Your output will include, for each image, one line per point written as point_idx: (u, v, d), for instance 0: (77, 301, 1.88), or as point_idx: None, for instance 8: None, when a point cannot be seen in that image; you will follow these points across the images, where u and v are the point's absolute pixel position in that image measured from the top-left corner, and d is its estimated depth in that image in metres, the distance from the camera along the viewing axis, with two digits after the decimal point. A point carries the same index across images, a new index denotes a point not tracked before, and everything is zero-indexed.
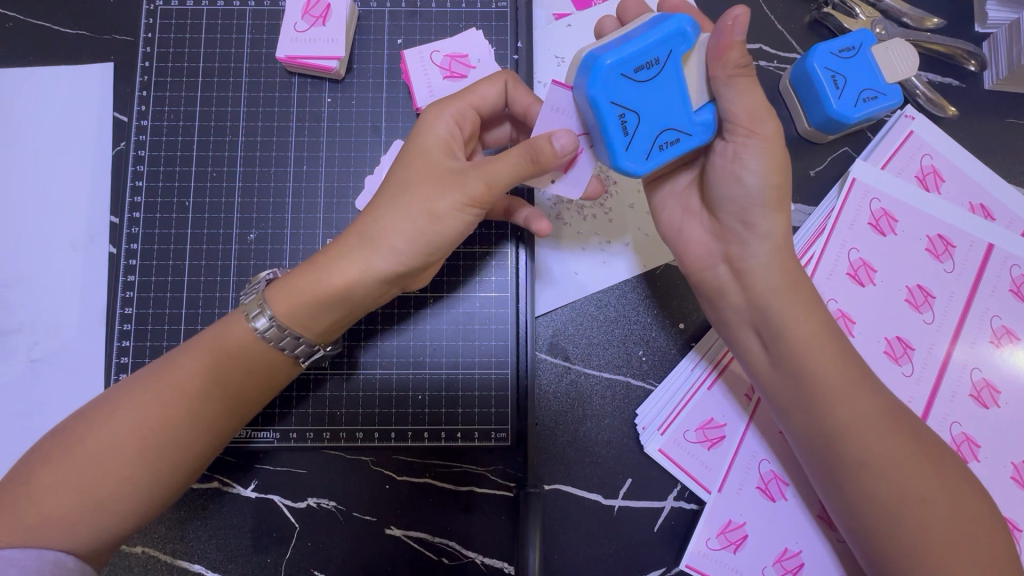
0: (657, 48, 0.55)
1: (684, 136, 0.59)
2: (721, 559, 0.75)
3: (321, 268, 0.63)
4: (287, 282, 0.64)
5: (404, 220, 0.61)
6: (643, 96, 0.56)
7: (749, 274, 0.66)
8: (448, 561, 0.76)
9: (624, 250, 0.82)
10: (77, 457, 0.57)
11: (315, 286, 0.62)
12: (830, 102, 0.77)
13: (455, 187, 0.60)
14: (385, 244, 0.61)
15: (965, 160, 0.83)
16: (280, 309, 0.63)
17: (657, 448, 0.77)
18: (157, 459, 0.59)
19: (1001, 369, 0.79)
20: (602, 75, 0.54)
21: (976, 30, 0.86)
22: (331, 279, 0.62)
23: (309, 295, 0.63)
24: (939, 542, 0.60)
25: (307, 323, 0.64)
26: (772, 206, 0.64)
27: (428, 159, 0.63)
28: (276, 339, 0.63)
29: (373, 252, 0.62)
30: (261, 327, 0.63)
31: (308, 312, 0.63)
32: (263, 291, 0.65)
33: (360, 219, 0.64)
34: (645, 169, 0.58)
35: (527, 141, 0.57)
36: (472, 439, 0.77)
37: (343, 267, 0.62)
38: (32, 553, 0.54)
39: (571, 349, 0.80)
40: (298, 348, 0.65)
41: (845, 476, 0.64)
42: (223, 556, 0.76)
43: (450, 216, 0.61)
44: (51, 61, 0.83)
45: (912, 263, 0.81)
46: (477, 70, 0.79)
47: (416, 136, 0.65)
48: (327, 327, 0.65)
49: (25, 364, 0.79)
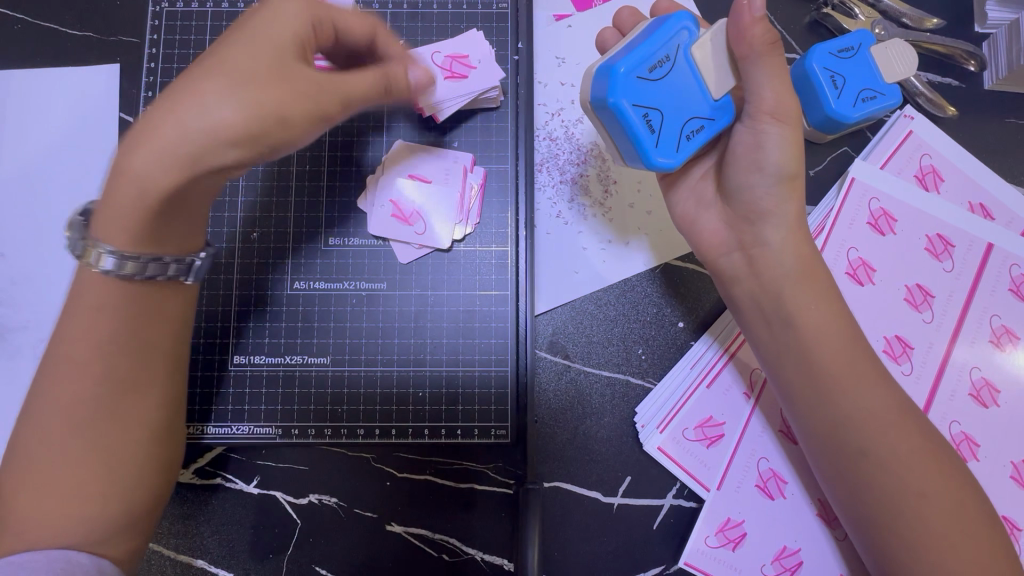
0: (662, 49, 0.60)
1: (707, 122, 0.63)
2: (720, 557, 0.75)
3: (137, 172, 0.51)
4: (109, 201, 0.54)
5: (237, 115, 0.51)
6: (661, 94, 0.60)
7: (762, 259, 0.68)
8: (448, 558, 0.77)
9: (625, 247, 0.82)
10: (69, 454, 0.55)
11: (138, 196, 0.52)
12: (829, 101, 0.76)
13: (305, 97, 0.54)
14: (220, 140, 0.51)
15: (965, 160, 0.84)
16: (120, 240, 0.54)
17: (657, 445, 0.77)
18: (105, 433, 0.57)
19: (1000, 369, 0.79)
20: (621, 82, 0.59)
21: (976, 31, 0.87)
22: (149, 185, 0.51)
23: (138, 206, 0.53)
24: (939, 534, 0.60)
25: (138, 234, 0.55)
26: (787, 193, 0.65)
27: (274, 53, 0.54)
28: (137, 272, 0.56)
29: (204, 147, 0.50)
30: (112, 270, 0.55)
31: (140, 224, 0.54)
32: (91, 237, 0.55)
33: (169, 105, 0.51)
34: (678, 160, 0.62)
35: (388, 74, 0.61)
36: (473, 436, 0.77)
37: (159, 164, 0.51)
38: (42, 554, 0.52)
39: (570, 347, 0.81)
40: (162, 271, 0.57)
41: (850, 468, 0.64)
42: (226, 551, 0.76)
43: (298, 125, 0.54)
44: (59, 63, 0.85)
45: (912, 262, 0.81)
46: (478, 70, 0.79)
47: (261, 28, 0.55)
48: (151, 233, 0.55)
49: (31, 360, 0.80)
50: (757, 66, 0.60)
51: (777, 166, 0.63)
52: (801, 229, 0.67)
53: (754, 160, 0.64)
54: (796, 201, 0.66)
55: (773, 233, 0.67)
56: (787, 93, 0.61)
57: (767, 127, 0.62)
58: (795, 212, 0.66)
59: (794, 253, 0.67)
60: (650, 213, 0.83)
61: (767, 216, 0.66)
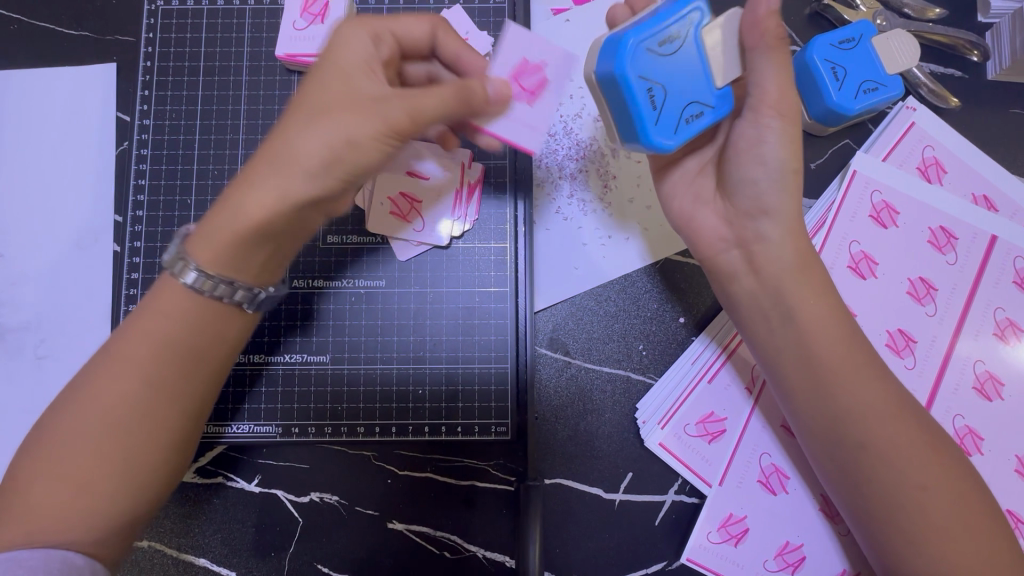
0: (672, 25, 0.58)
1: (708, 110, 0.61)
2: (722, 552, 0.75)
3: (235, 201, 0.56)
4: (204, 228, 0.58)
5: (321, 144, 0.55)
6: (665, 70, 0.58)
7: (762, 255, 0.67)
8: (450, 555, 0.77)
9: (624, 243, 0.82)
10: (68, 456, 0.55)
11: (230, 221, 0.56)
12: (830, 93, 0.76)
13: (376, 111, 0.56)
14: (307, 163, 0.55)
15: (967, 151, 0.83)
16: (203, 257, 0.57)
17: (658, 442, 0.76)
18: (146, 429, 0.56)
19: (1004, 362, 0.79)
20: (626, 53, 0.57)
21: (979, 20, 0.85)
22: (250, 210, 0.56)
23: (233, 229, 0.56)
24: (939, 526, 0.60)
25: (235, 264, 0.58)
26: (788, 187, 0.64)
27: (345, 78, 0.59)
28: (210, 290, 0.58)
29: (289, 175, 0.55)
30: (202, 288, 0.58)
31: (233, 251, 0.57)
32: (184, 248, 0.58)
33: (273, 142, 0.58)
34: (673, 143, 0.60)
35: (467, 90, 0.59)
36: (473, 433, 0.77)
37: (264, 197, 0.55)
38: (41, 553, 0.52)
39: (571, 343, 0.80)
40: (238, 297, 0.60)
41: (848, 462, 0.63)
42: (227, 550, 0.77)
43: (368, 145, 0.56)
44: (54, 62, 0.84)
45: (914, 255, 0.81)
46: (549, 68, 0.66)
47: (335, 57, 0.60)
48: (251, 262, 0.59)
49: (32, 361, 0.80)
50: (763, 57, 0.59)
51: (779, 160, 0.62)
52: (801, 227, 0.66)
53: (755, 155, 0.64)
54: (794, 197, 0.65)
55: (771, 227, 0.66)
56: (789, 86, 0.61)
57: (769, 122, 0.62)
58: (795, 210, 0.65)
59: (793, 246, 0.66)
60: (649, 208, 0.82)
61: (768, 212, 0.65)
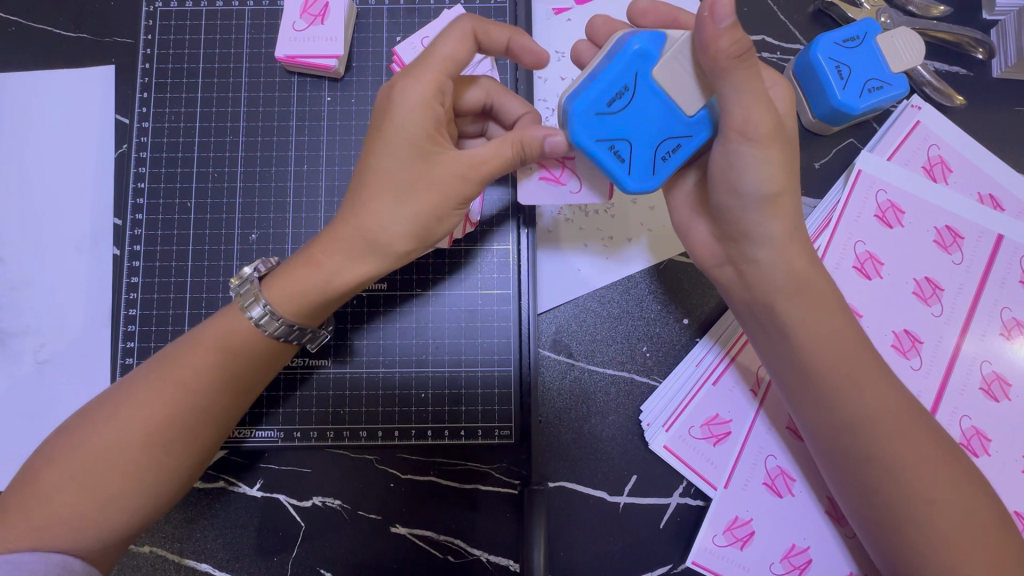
0: (624, 75, 0.56)
1: (684, 140, 0.59)
2: (728, 556, 0.74)
3: (328, 268, 0.62)
4: (287, 280, 0.63)
5: (408, 222, 0.60)
6: (626, 124, 0.58)
7: (752, 275, 0.65)
8: (454, 559, 0.76)
9: (627, 246, 0.81)
10: (76, 463, 0.57)
11: (325, 286, 0.62)
12: (834, 92, 0.76)
13: (453, 194, 0.60)
14: (388, 241, 0.61)
15: (974, 150, 0.82)
16: (286, 307, 0.62)
17: (662, 445, 0.75)
18: (158, 438, 0.58)
19: (1012, 362, 0.78)
20: (581, 118, 0.58)
21: (983, 18, 0.85)
22: (339, 277, 0.62)
23: (320, 295, 0.63)
24: (947, 539, 0.60)
25: (311, 316, 0.64)
26: (770, 212, 0.61)
27: (416, 155, 0.60)
28: (285, 334, 0.63)
29: (380, 254, 0.61)
30: (265, 326, 0.62)
31: (314, 310, 0.64)
32: (258, 287, 0.63)
33: (351, 213, 0.61)
34: (653, 184, 0.60)
35: (523, 143, 0.61)
36: (476, 436, 0.76)
37: (354, 262, 0.62)
38: (41, 556, 0.53)
39: (574, 345, 0.80)
40: (303, 338, 0.66)
41: (854, 471, 0.63)
42: (229, 555, 0.76)
43: (450, 216, 0.62)
44: (53, 64, 0.84)
45: (921, 254, 0.80)
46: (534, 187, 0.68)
47: (395, 132, 0.60)
48: (329, 311, 0.66)
49: (32, 366, 0.80)
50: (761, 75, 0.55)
51: (756, 186, 0.58)
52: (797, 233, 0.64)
53: (730, 181, 0.60)
54: (782, 219, 0.61)
55: (760, 250, 0.63)
56: (757, 106, 0.55)
57: (739, 147, 0.57)
58: (791, 222, 0.62)
59: (785, 265, 0.63)
60: (653, 209, 0.81)
61: (753, 236, 0.63)
